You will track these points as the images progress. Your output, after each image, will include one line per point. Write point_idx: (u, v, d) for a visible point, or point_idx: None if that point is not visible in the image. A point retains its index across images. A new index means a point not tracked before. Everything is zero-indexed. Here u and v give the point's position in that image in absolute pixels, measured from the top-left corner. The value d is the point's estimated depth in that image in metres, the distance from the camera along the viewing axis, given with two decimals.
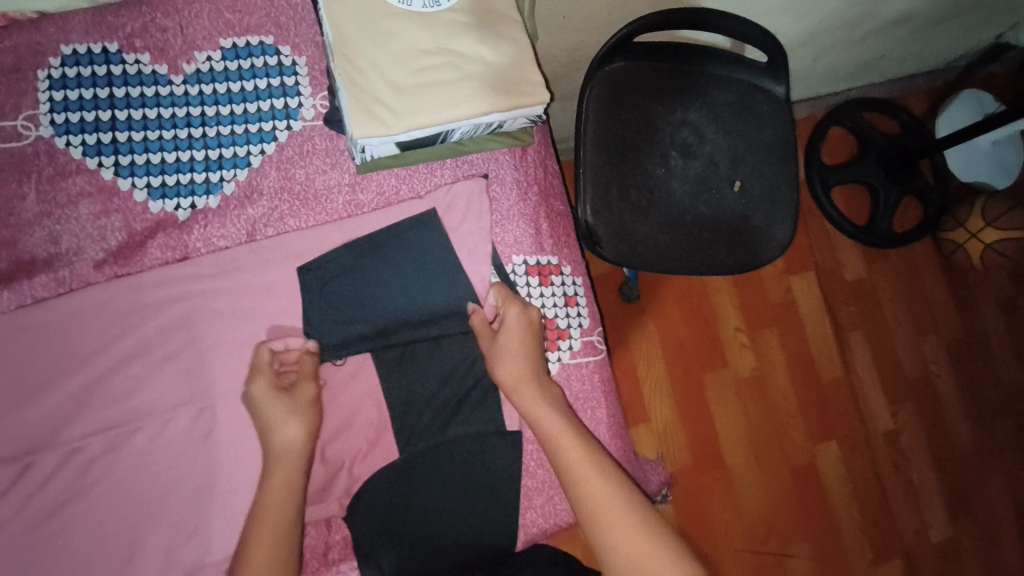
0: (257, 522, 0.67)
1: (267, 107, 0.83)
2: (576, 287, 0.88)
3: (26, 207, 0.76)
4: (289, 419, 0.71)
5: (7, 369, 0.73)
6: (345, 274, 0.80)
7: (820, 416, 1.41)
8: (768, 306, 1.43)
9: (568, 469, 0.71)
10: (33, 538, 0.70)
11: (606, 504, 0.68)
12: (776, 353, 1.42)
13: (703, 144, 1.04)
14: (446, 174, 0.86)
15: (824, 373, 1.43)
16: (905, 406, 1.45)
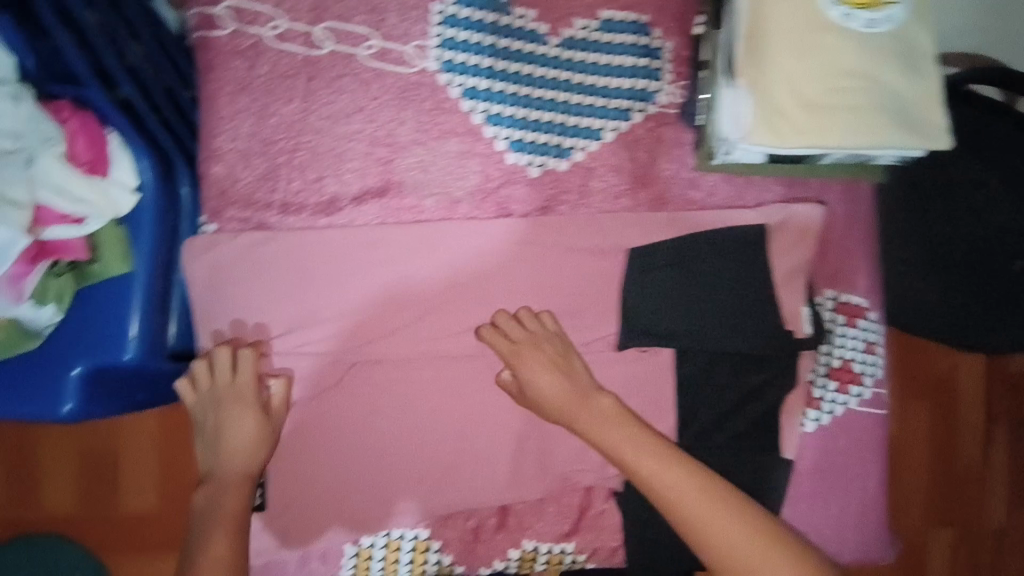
0: (204, 532, 0.71)
1: (628, 86, 0.82)
2: (877, 334, 0.87)
3: (403, 132, 0.80)
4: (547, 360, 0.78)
5: (359, 276, 0.79)
6: (671, 268, 0.82)
7: (949, 499, 1.18)
8: (930, 378, 1.18)
9: (657, 482, 0.72)
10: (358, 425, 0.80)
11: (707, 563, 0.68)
12: (925, 429, 1.18)
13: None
14: (780, 190, 0.84)
15: (964, 460, 1.18)
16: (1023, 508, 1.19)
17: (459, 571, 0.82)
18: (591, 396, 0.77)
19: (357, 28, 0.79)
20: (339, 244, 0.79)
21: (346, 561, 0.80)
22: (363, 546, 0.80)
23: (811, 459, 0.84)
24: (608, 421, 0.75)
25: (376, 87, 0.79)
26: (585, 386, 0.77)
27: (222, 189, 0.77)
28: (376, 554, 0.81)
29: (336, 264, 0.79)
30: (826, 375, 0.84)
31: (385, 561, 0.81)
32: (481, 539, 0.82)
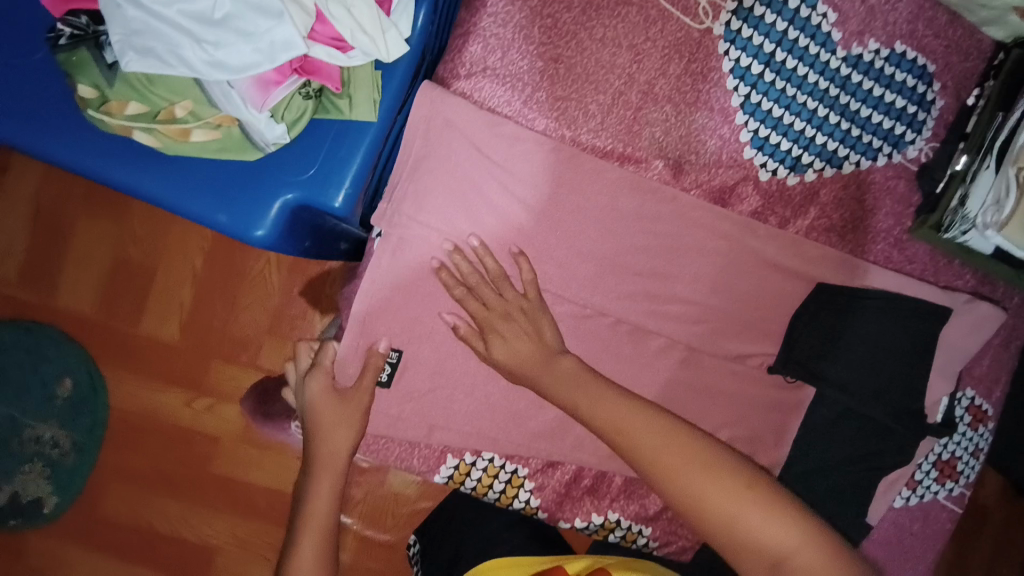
0: (309, 485, 0.77)
1: (887, 126, 0.80)
2: (985, 444, 0.89)
3: (661, 84, 0.76)
4: (502, 336, 0.73)
5: (560, 211, 0.77)
6: (850, 314, 0.79)
7: None
8: None
9: (716, 511, 0.61)
10: None
11: (680, 471, 0.63)
12: None
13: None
14: (967, 282, 0.85)
15: None
16: None
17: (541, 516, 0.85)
18: (554, 358, 0.72)
19: None
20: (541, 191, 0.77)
21: (444, 469, 0.82)
22: (464, 461, 0.82)
23: (886, 531, 0.88)
24: (652, 425, 0.66)
25: (657, 30, 0.75)
26: (557, 354, 0.72)
27: (471, 71, 0.73)
28: (474, 473, 0.83)
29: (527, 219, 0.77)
30: (931, 464, 0.87)
31: (478, 482, 0.83)
32: (570, 494, 0.84)
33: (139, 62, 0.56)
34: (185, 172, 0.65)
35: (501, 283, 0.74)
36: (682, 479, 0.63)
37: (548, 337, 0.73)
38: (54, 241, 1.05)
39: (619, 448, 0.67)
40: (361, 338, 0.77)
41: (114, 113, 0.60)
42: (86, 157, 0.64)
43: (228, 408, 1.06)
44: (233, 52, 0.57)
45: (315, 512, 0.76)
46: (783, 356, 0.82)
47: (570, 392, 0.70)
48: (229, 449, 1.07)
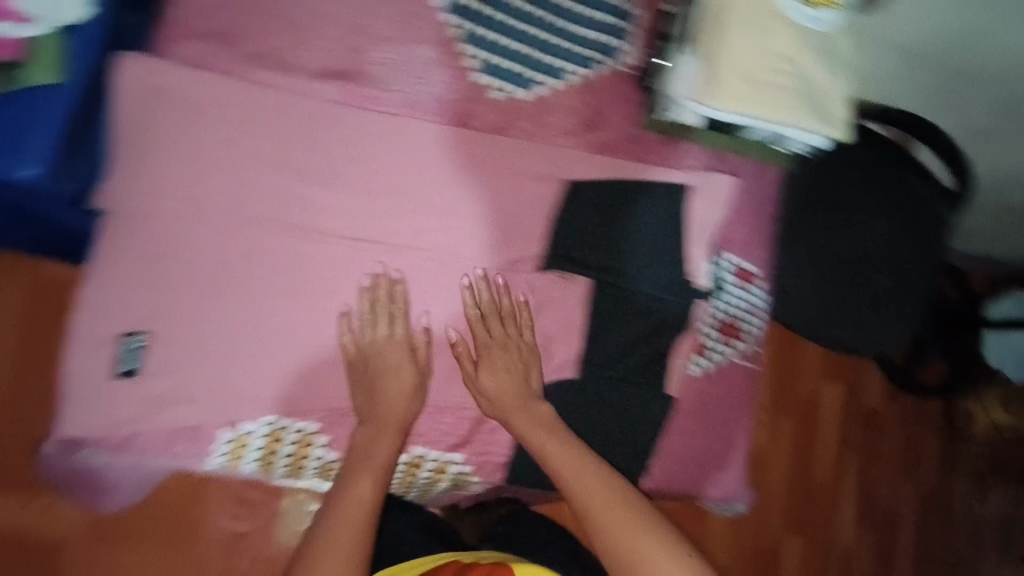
0: (348, 477, 0.81)
1: (597, 39, 0.90)
2: (761, 300, 1.00)
3: (378, 27, 0.81)
4: (490, 367, 0.85)
5: (306, 158, 0.80)
6: (595, 207, 0.89)
7: (800, 504, 1.89)
8: (794, 402, 1.91)
9: (621, 536, 0.79)
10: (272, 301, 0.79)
11: (598, 494, 0.82)
12: (788, 441, 1.90)
13: (893, 226, 1.12)
14: (708, 162, 0.95)
15: (817, 476, 1.91)
16: (869, 526, 1.95)
17: (340, 468, 0.87)
18: (533, 406, 0.85)
19: None
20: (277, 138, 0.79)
21: (218, 446, 0.81)
22: (241, 433, 0.81)
23: (693, 398, 0.96)
24: (586, 468, 0.83)
25: None
26: (530, 398, 0.85)
27: (186, 41, 0.78)
28: (254, 442, 0.82)
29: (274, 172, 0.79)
30: (714, 327, 0.96)
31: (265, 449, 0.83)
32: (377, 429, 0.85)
33: None
34: None
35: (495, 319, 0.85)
36: (599, 509, 0.81)
37: (529, 376, 0.86)
38: None
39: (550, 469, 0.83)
40: (94, 318, 0.77)
41: None
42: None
43: (62, 507, 1.01)
44: None
45: (352, 513, 0.79)
46: (552, 255, 0.88)
47: (536, 435, 0.83)
48: (78, 548, 1.02)
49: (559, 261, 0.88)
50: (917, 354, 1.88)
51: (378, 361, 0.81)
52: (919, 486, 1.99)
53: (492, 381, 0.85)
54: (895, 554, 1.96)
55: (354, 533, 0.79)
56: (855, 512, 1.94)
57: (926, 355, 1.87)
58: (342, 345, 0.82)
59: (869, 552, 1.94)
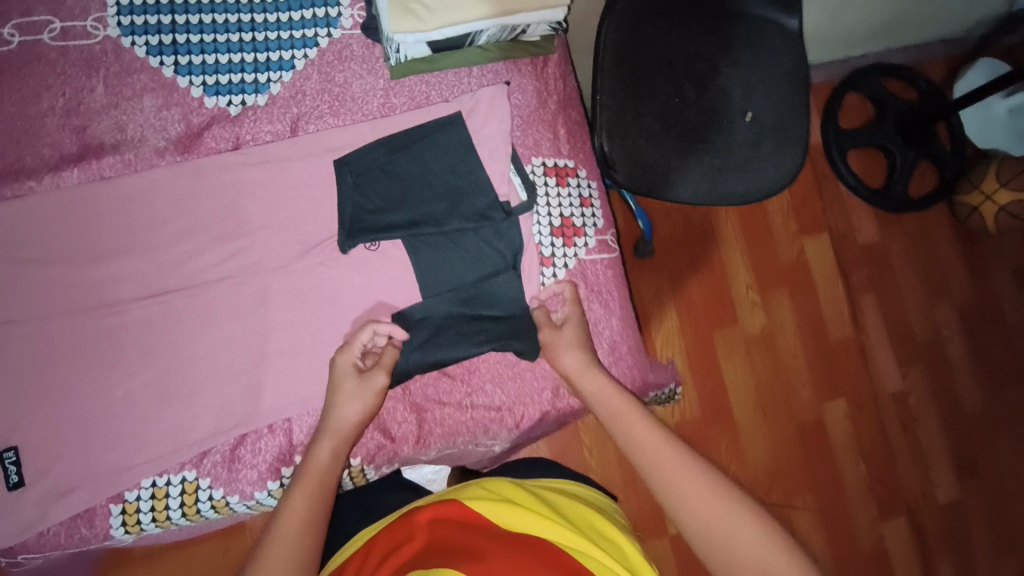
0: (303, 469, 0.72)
1: (311, 15, 0.90)
2: (590, 189, 0.94)
3: (95, 98, 0.84)
4: (351, 400, 0.76)
5: (70, 242, 0.80)
6: (373, 169, 0.87)
7: (829, 373, 1.74)
8: (780, 268, 1.77)
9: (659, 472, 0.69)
10: (95, 382, 0.79)
11: (649, 443, 0.71)
12: (786, 312, 1.75)
13: (704, 90, 1.20)
14: (473, 81, 0.92)
15: (836, 335, 1.76)
16: (915, 367, 1.78)
17: (235, 502, 0.80)
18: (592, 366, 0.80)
19: (38, 17, 0.84)
20: (33, 236, 0.79)
21: (113, 521, 0.78)
22: (128, 502, 0.78)
23: None
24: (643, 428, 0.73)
25: (64, 64, 0.84)
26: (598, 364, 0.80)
27: None
28: (144, 506, 0.78)
29: (44, 269, 0.79)
30: (550, 233, 0.92)
31: (154, 511, 0.79)
32: (240, 454, 0.81)
33: None
34: None
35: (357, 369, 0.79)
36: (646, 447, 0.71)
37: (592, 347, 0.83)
38: None
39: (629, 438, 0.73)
40: None
41: None
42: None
43: None
44: None
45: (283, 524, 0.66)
46: (346, 234, 0.85)
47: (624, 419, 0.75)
48: None
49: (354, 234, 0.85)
50: (895, 168, 1.74)
51: (336, 403, 0.76)
52: (949, 299, 1.82)
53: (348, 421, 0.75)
54: (954, 380, 1.79)
55: (306, 524, 0.67)
56: (892, 350, 1.78)
57: (903, 164, 1.73)
58: (178, 396, 0.80)
59: (924, 385, 1.78)
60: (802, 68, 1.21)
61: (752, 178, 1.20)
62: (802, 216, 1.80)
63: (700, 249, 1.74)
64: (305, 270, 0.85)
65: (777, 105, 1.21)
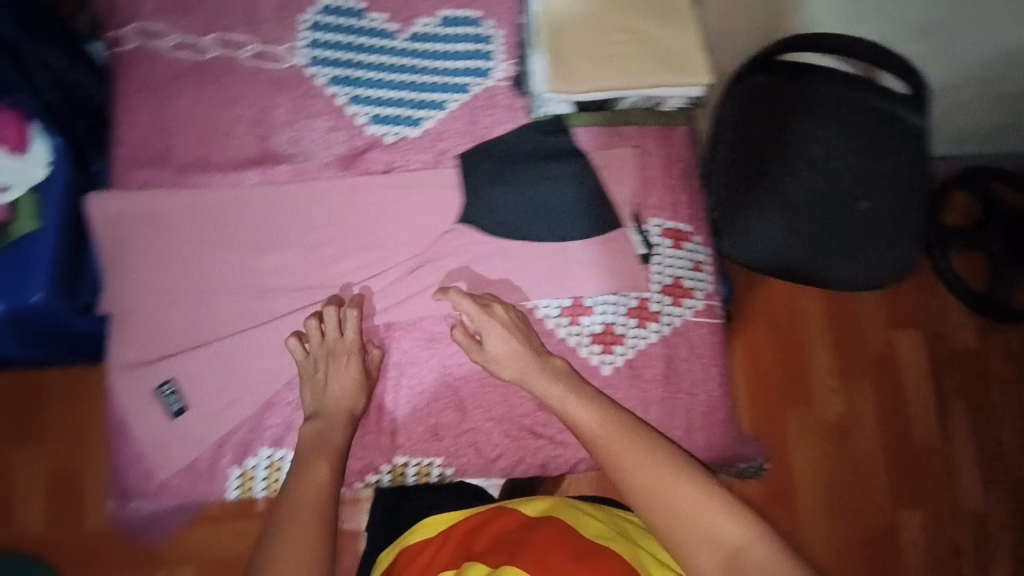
0: (304, 466, 0.78)
1: (467, 67, 1.00)
2: (704, 255, 0.97)
3: (277, 114, 0.95)
4: (339, 374, 0.86)
5: (239, 230, 0.93)
6: (491, 187, 0.96)
7: (908, 482, 1.59)
8: (865, 357, 1.66)
9: (653, 492, 0.72)
10: (229, 354, 0.90)
11: (644, 470, 0.74)
12: (868, 404, 1.63)
13: (821, 173, 1.20)
14: (604, 141, 0.98)
15: (919, 440, 1.62)
16: (1004, 492, 1.61)
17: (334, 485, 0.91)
18: (544, 360, 0.86)
19: (236, 37, 0.96)
20: (210, 221, 0.92)
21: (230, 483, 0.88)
22: (247, 468, 0.89)
23: (657, 368, 0.93)
24: (654, 465, 0.74)
25: (255, 79, 0.95)
26: (567, 373, 0.84)
27: (122, 169, 0.91)
28: (258, 474, 0.88)
29: (217, 250, 0.92)
30: (662, 292, 0.95)
31: (267, 480, 0.89)
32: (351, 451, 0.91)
33: None
34: None
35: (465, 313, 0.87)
36: (636, 475, 0.74)
37: (534, 344, 0.88)
38: None
39: (613, 462, 0.76)
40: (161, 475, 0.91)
41: None
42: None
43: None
44: None
45: (300, 499, 0.74)
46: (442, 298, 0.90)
47: (621, 455, 0.75)
48: None
49: (465, 226, 0.95)
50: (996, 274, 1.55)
51: (328, 388, 0.86)
52: None
53: (341, 385, 0.86)
54: None
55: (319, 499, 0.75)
56: (979, 469, 1.61)
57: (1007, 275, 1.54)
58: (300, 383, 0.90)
59: (1010, 515, 1.60)
60: (922, 165, 1.20)
61: (856, 268, 1.18)
62: (894, 309, 1.70)
63: (782, 324, 1.68)
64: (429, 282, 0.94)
65: (893, 203, 1.20)
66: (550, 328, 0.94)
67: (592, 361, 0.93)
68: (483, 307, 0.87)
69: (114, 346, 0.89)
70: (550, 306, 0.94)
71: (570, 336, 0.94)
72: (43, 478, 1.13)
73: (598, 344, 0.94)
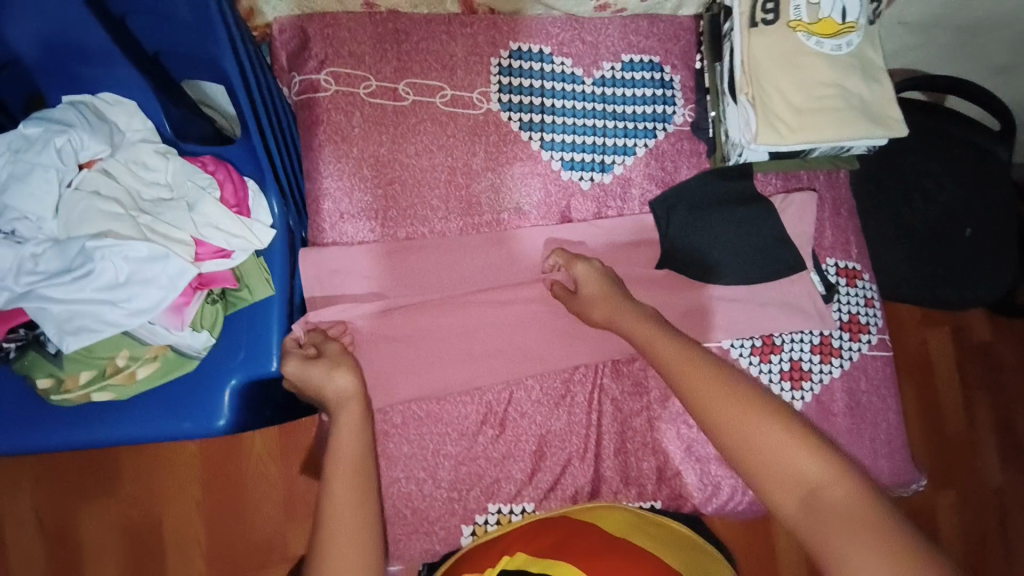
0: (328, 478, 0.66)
1: (651, 111, 1.02)
2: (872, 291, 1.06)
3: (476, 162, 0.96)
4: (332, 369, 0.73)
5: (441, 274, 0.93)
6: (687, 232, 0.99)
7: (940, 464, 1.71)
8: (906, 360, 1.74)
9: (724, 411, 0.65)
10: (440, 401, 0.90)
11: (712, 388, 0.67)
12: (909, 402, 1.73)
13: (930, 203, 1.31)
14: (779, 185, 1.05)
15: (949, 425, 1.73)
16: (1016, 466, 1.74)
17: None
18: (633, 305, 0.82)
19: (433, 82, 0.96)
20: (415, 270, 0.92)
21: (465, 539, 0.90)
22: (478, 524, 0.90)
23: (843, 400, 1.01)
24: (709, 375, 0.69)
25: (452, 127, 0.96)
26: (644, 310, 0.81)
27: (332, 221, 0.90)
28: (491, 529, 0.90)
29: (426, 304, 0.92)
30: (841, 328, 1.02)
31: None
32: (579, 505, 0.92)
33: (76, 340, 0.70)
34: (137, 407, 0.76)
35: (577, 265, 0.88)
36: (710, 392, 0.67)
37: (625, 290, 0.86)
38: (63, 548, 1.14)
39: (686, 380, 0.69)
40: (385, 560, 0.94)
41: (71, 388, 0.72)
42: (29, 437, 0.74)
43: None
44: (142, 297, 0.71)
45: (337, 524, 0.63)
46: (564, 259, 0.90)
47: (681, 368, 0.71)
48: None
49: (663, 273, 0.99)
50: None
51: (319, 384, 0.73)
52: None
53: (343, 377, 0.73)
54: None
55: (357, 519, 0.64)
56: (999, 447, 1.73)
57: None
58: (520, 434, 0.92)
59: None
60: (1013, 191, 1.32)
61: (970, 289, 1.29)
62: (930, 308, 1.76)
63: None
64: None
65: (993, 225, 1.31)
66: (743, 366, 0.99)
67: (784, 398, 0.99)
68: (571, 257, 0.89)
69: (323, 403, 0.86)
70: (742, 347, 1.00)
71: (762, 374, 1.00)
72: (118, 532, 1.15)
73: (787, 380, 1.00)
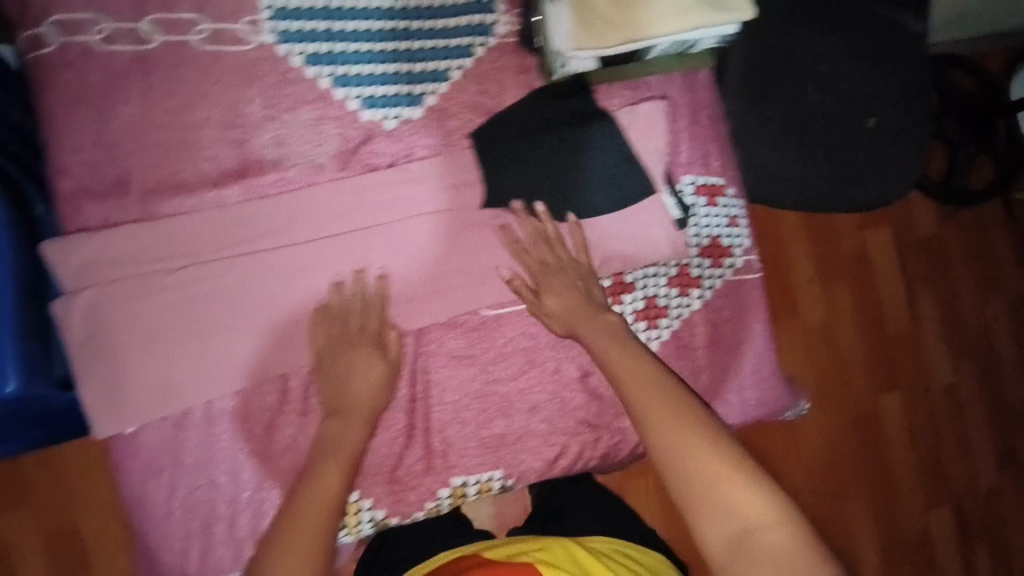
0: (317, 466, 0.74)
1: (466, 23, 0.86)
2: (738, 209, 0.93)
3: (251, 110, 0.80)
4: (367, 365, 0.79)
5: (224, 250, 0.80)
6: (508, 164, 0.85)
7: (885, 367, 1.46)
8: (842, 263, 1.44)
9: (671, 428, 0.70)
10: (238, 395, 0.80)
11: (643, 401, 0.72)
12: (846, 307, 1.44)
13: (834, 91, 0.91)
14: (626, 96, 0.90)
15: (891, 326, 1.47)
16: (968, 363, 1.52)
17: (394, 522, 0.84)
18: (600, 317, 0.81)
19: (184, 16, 0.79)
20: (190, 250, 0.79)
21: None
22: None
23: (707, 335, 0.91)
24: (658, 383, 0.74)
25: (215, 70, 0.79)
26: (598, 312, 0.81)
27: (76, 203, 0.77)
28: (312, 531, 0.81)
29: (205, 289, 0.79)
30: (699, 254, 0.91)
31: None
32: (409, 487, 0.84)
33: None
34: None
35: (558, 244, 0.84)
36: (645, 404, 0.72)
37: (593, 293, 0.83)
38: None
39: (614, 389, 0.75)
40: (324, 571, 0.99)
41: None
42: None
43: None
44: None
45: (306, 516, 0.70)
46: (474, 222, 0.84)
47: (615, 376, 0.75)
48: None
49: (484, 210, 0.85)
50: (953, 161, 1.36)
51: (352, 384, 0.78)
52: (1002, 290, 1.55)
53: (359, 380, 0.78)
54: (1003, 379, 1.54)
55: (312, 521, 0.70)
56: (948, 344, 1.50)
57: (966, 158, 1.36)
58: None
59: (974, 380, 1.53)
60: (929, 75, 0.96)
61: None
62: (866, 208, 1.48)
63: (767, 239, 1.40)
64: (456, 283, 0.84)
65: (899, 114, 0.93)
66: None
67: (638, 340, 0.89)
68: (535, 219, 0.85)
69: (93, 418, 0.77)
70: None
71: None
72: None
73: (643, 320, 0.88)
